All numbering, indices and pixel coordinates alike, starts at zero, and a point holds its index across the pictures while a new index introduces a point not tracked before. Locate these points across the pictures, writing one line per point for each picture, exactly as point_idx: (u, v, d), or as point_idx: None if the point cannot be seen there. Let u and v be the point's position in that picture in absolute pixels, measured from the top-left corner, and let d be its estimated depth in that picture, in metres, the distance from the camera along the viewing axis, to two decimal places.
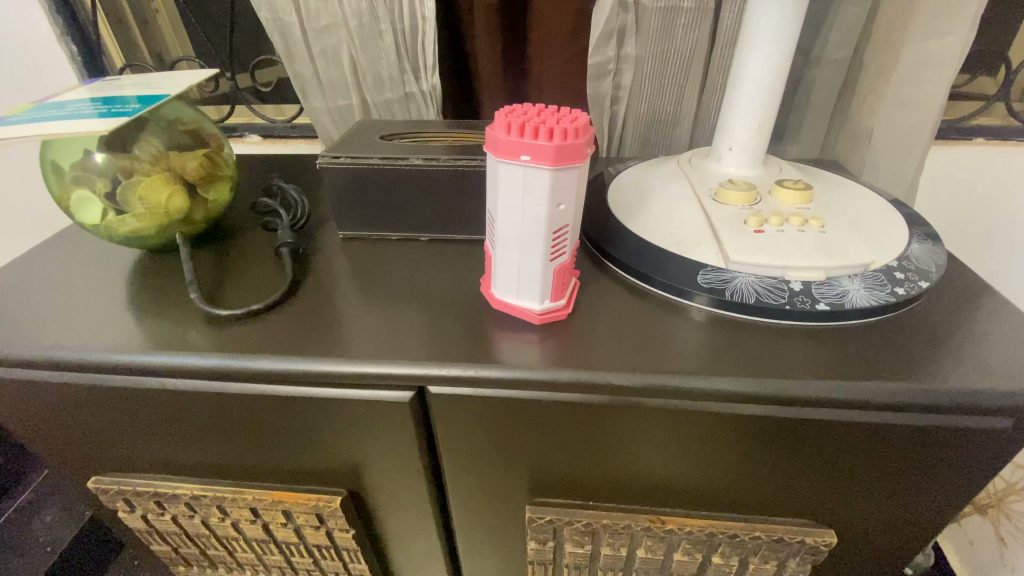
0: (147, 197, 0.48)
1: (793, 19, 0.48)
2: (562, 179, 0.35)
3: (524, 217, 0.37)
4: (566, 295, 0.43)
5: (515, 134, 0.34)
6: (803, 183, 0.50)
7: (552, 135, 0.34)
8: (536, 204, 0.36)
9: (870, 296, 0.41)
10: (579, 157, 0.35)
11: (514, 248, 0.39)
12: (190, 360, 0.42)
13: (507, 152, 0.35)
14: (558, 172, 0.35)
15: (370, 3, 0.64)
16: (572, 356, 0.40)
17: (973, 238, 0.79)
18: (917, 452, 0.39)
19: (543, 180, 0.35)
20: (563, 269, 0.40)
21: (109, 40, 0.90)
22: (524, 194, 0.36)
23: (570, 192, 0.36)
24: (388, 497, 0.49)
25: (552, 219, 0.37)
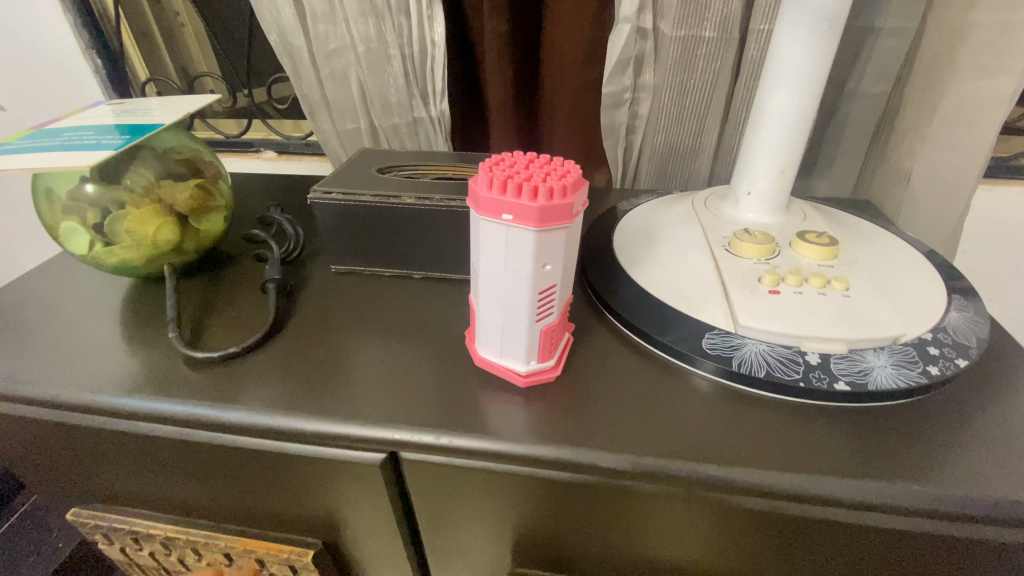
0: (135, 229, 0.47)
1: (823, 60, 0.43)
2: (548, 240, 0.32)
3: (507, 276, 0.34)
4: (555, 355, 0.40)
5: (497, 190, 0.32)
6: (827, 236, 0.45)
7: (536, 192, 0.31)
8: (519, 265, 0.33)
9: (897, 376, 0.37)
10: (567, 217, 0.32)
11: (497, 307, 0.36)
12: (161, 405, 0.40)
13: (489, 210, 0.32)
14: (543, 233, 0.32)
15: (378, 27, 0.63)
16: (557, 428, 0.37)
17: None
18: (950, 562, 0.34)
19: (527, 241, 0.32)
20: (551, 330, 0.37)
21: (133, 55, 0.91)
22: (507, 254, 0.33)
23: (557, 252, 0.33)
24: (364, 553, 0.47)
25: (537, 280, 0.34)
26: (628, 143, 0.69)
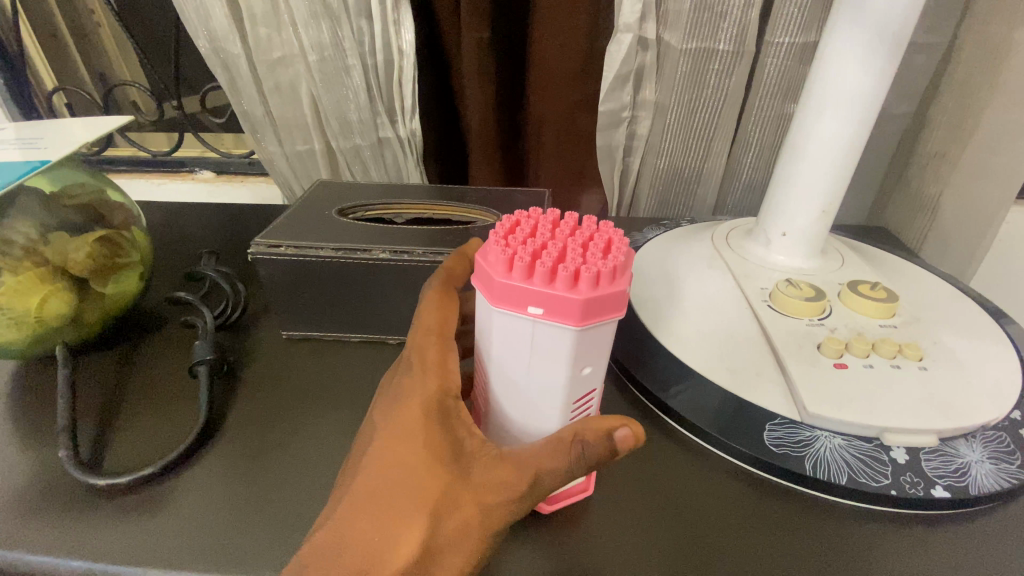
0: (10, 305, 0.35)
1: (879, 82, 0.37)
2: (591, 339, 0.23)
3: (533, 383, 0.25)
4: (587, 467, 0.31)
5: (520, 273, 0.22)
6: (883, 288, 0.39)
7: (577, 277, 0.22)
8: (551, 369, 0.24)
9: (1000, 474, 0.30)
10: (617, 308, 0.23)
11: (517, 418, 0.27)
12: (41, 560, 0.29)
13: (507, 301, 0.23)
14: (586, 331, 0.23)
15: (334, 33, 0.52)
16: (597, 573, 0.28)
17: None
18: None
19: (563, 341, 0.23)
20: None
21: (36, 58, 0.77)
22: (535, 355, 0.24)
23: (600, 352, 0.25)
24: None
25: (574, 389, 0.25)
26: (625, 166, 0.61)
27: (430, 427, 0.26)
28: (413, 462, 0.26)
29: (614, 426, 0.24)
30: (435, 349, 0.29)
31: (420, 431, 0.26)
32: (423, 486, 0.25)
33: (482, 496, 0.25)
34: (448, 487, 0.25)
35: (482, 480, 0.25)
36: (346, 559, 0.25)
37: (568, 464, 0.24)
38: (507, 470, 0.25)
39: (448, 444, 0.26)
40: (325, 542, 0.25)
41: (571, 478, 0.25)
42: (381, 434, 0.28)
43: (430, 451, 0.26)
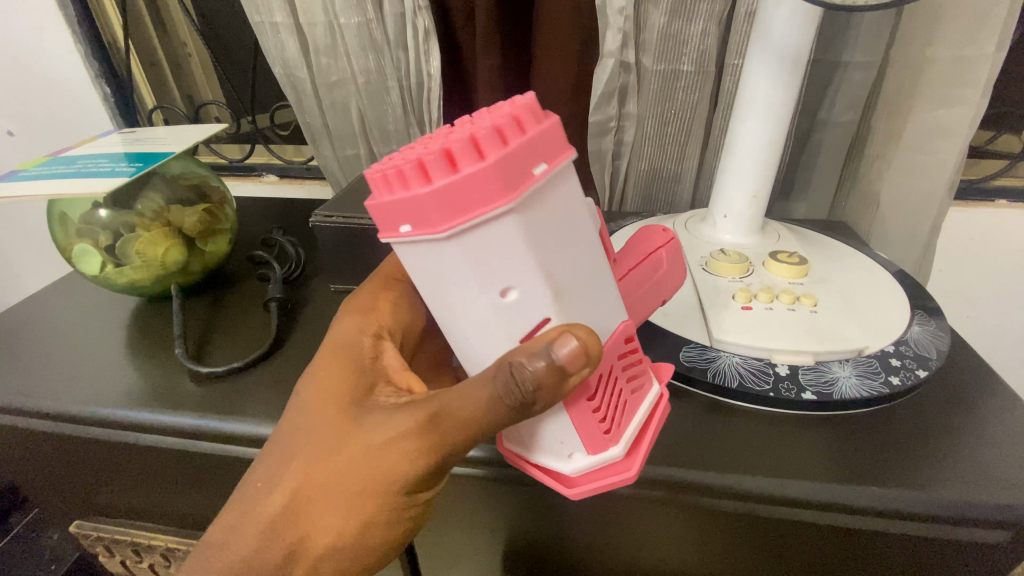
0: (145, 251, 0.50)
1: (787, 93, 0.47)
2: (479, 242, 0.24)
3: (462, 306, 0.26)
4: (623, 445, 0.31)
5: (377, 192, 0.25)
6: (798, 255, 0.48)
7: (418, 173, 0.23)
8: (462, 286, 0.25)
9: (861, 386, 0.39)
10: (489, 193, 0.22)
11: (470, 343, 0.28)
12: (167, 418, 0.43)
13: (391, 223, 0.25)
14: (464, 236, 0.23)
15: (378, 62, 0.66)
16: None
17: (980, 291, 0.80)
18: (906, 559, 0.37)
19: (454, 255, 0.24)
20: (590, 412, 0.29)
21: (142, 83, 0.94)
22: (446, 279, 0.26)
23: (498, 258, 0.24)
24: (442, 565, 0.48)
25: (499, 306, 0.26)
26: (615, 168, 0.72)
27: (341, 374, 0.34)
28: (322, 407, 0.32)
29: (555, 336, 0.25)
30: (365, 313, 0.38)
31: (337, 382, 0.33)
32: (325, 425, 0.32)
33: (372, 438, 0.30)
34: (347, 428, 0.31)
35: (375, 425, 0.30)
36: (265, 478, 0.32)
37: (480, 404, 0.28)
38: (401, 416, 0.30)
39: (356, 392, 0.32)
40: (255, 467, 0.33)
41: (485, 419, 0.28)
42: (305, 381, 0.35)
43: (334, 398, 0.32)
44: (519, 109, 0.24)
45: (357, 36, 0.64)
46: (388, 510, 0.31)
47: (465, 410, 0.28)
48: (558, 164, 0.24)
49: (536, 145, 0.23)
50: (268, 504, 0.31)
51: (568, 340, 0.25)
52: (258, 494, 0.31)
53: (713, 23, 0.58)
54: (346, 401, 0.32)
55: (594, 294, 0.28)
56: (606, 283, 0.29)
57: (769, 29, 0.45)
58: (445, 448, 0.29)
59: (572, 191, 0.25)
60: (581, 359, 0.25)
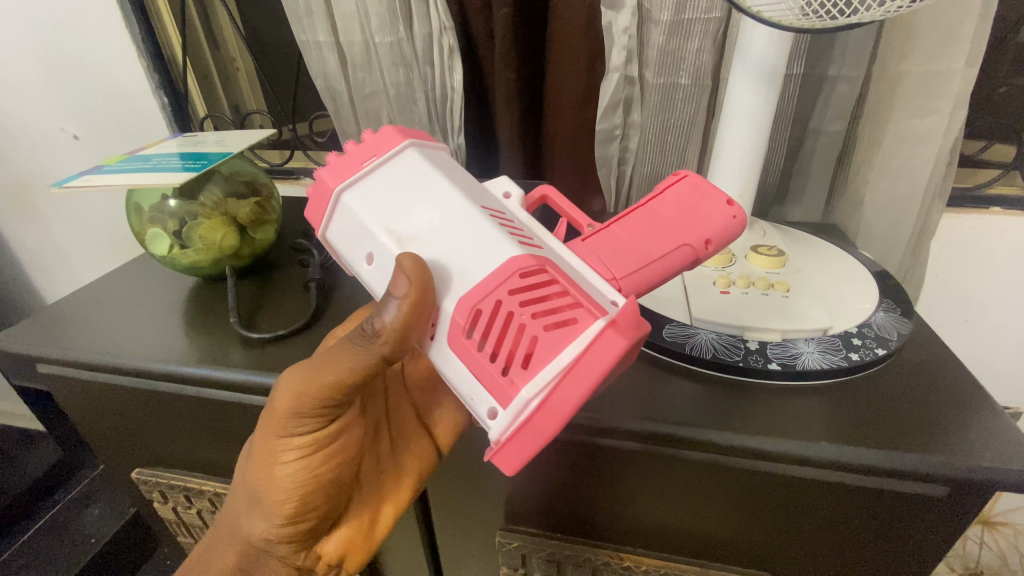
0: (206, 235, 0.58)
1: (768, 103, 0.52)
2: (341, 213, 0.38)
3: (363, 271, 0.38)
4: (532, 389, 0.30)
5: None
6: (776, 249, 0.54)
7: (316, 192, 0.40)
8: (353, 254, 0.38)
9: (823, 359, 0.44)
10: (332, 184, 0.38)
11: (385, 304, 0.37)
12: (224, 374, 0.51)
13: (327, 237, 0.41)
14: (333, 215, 0.38)
15: (408, 76, 0.74)
16: None
17: (972, 293, 0.84)
18: (859, 510, 0.42)
19: (337, 231, 0.38)
20: (477, 354, 0.32)
21: (195, 94, 1.05)
22: (350, 255, 0.38)
23: (358, 225, 0.37)
24: (452, 515, 0.54)
25: (375, 264, 0.36)
26: (621, 172, 0.78)
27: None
28: None
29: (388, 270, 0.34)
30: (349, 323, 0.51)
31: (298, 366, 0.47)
32: None
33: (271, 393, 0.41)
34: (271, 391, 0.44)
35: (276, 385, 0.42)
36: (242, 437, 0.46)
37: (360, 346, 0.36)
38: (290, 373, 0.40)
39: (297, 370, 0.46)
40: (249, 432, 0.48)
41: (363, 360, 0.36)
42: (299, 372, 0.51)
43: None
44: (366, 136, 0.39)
45: (390, 53, 0.72)
46: (278, 450, 0.40)
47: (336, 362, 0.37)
48: (386, 154, 0.37)
49: (367, 150, 0.38)
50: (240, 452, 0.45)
51: (398, 276, 0.33)
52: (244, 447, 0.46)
53: (707, 41, 0.65)
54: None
55: (451, 235, 0.34)
56: (464, 225, 0.34)
57: (750, 47, 0.51)
58: (302, 395, 0.38)
59: (402, 167, 0.37)
60: (398, 279, 0.32)
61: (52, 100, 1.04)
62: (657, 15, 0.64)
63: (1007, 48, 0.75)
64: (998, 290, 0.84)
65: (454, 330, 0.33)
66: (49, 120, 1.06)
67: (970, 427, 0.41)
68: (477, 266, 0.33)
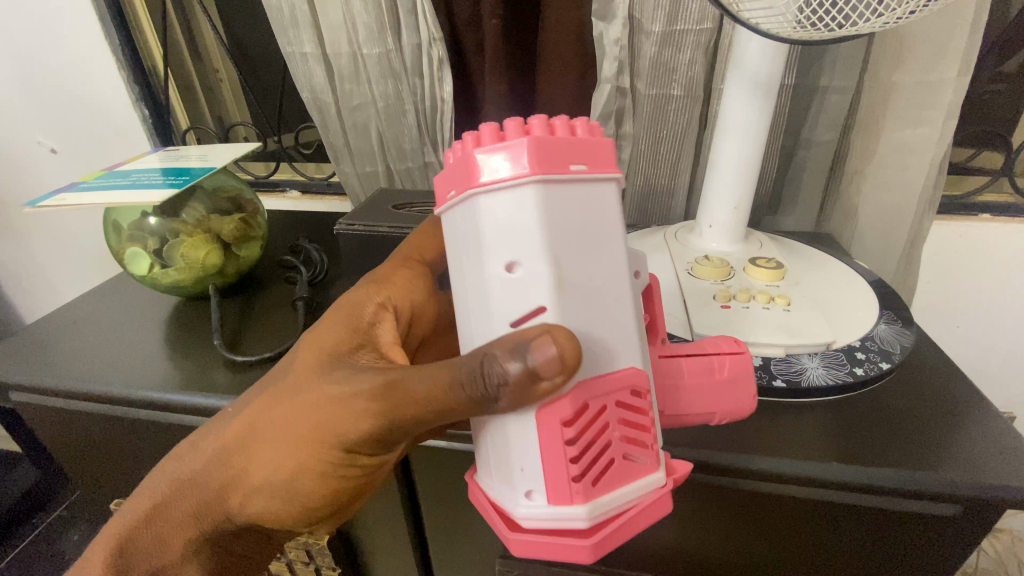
0: (188, 254, 0.56)
1: (763, 115, 0.52)
2: (497, 201, 0.26)
3: (473, 281, 0.28)
4: (590, 508, 0.27)
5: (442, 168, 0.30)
6: (774, 261, 0.53)
7: (475, 137, 0.27)
8: (473, 252, 0.28)
9: (827, 375, 0.44)
10: (518, 158, 0.26)
11: (472, 323, 0.29)
12: (206, 399, 0.48)
13: (441, 191, 0.30)
14: (484, 191, 0.26)
15: (396, 88, 0.73)
16: None
17: (961, 300, 0.85)
18: (866, 531, 0.41)
19: (473, 211, 0.27)
20: (561, 448, 0.27)
21: (177, 106, 1.03)
22: (462, 240, 0.28)
23: (515, 226, 0.26)
24: (450, 541, 0.52)
25: (500, 283, 0.27)
26: None
27: (335, 322, 0.38)
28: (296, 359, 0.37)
29: (536, 329, 0.26)
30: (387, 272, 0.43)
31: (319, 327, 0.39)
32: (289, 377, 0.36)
33: (322, 391, 0.34)
34: (306, 381, 0.35)
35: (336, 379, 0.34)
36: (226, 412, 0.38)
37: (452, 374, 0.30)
38: (359, 377, 0.33)
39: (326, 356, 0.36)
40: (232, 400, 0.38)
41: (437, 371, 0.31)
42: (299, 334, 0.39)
43: (312, 344, 0.37)
44: (577, 123, 0.28)
45: (378, 65, 0.71)
46: (326, 460, 0.35)
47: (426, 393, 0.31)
48: (595, 170, 0.27)
49: (580, 148, 0.27)
50: (230, 424, 0.36)
51: (548, 343, 0.25)
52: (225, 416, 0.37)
53: (699, 53, 0.64)
54: (326, 348, 0.37)
55: (605, 315, 0.27)
56: (624, 306, 0.28)
57: (744, 60, 0.50)
58: (389, 415, 0.32)
59: (598, 195, 0.27)
60: (554, 366, 0.25)
61: (29, 113, 1.01)
62: (648, 26, 0.64)
63: (991, 58, 0.76)
64: (989, 297, 0.84)
65: (554, 411, 0.27)
66: (25, 134, 1.03)
67: (979, 445, 0.40)
68: (615, 363, 0.28)
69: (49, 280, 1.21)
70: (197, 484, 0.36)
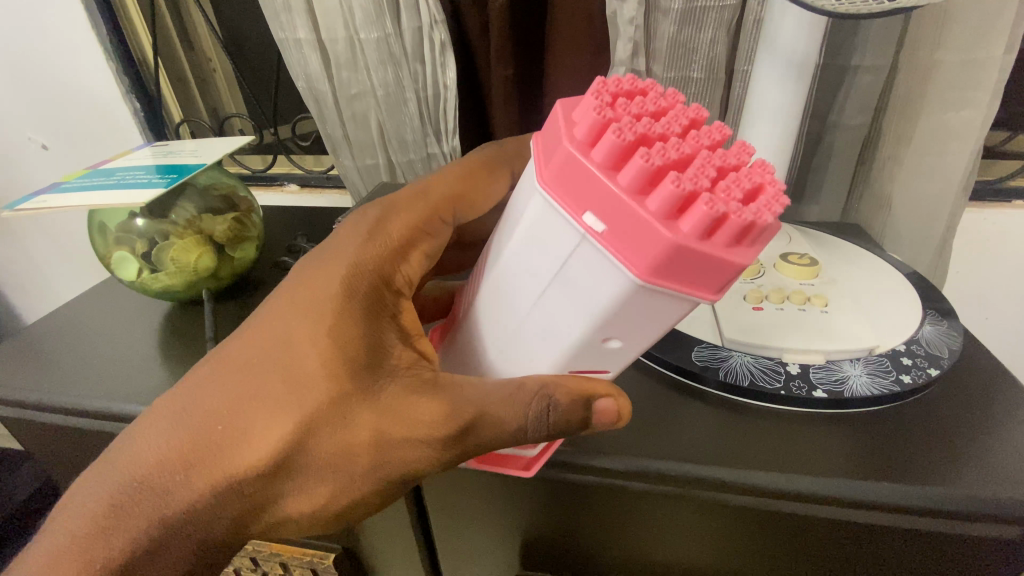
0: (179, 257, 0.53)
1: (796, 98, 0.48)
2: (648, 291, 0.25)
3: (565, 317, 0.28)
4: (539, 448, 0.38)
5: (599, 165, 0.24)
6: (808, 257, 0.49)
7: (666, 205, 0.23)
8: (581, 298, 0.27)
9: (872, 384, 0.40)
10: (698, 275, 0.24)
11: (537, 332, 0.30)
12: None
13: (574, 197, 0.25)
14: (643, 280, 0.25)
15: (396, 75, 0.69)
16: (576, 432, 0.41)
17: (992, 289, 0.81)
18: (918, 555, 0.37)
19: (610, 277, 0.25)
20: None
21: (170, 98, 0.98)
22: (569, 278, 0.27)
23: (642, 315, 0.27)
24: (462, 559, 0.49)
25: (597, 344, 0.29)
26: None
27: (353, 321, 0.34)
28: (325, 371, 0.32)
29: (602, 394, 0.32)
30: (400, 241, 0.37)
31: (333, 320, 0.33)
32: (325, 395, 0.32)
33: (382, 420, 0.32)
34: (351, 400, 0.32)
35: (392, 403, 0.32)
36: (234, 427, 0.32)
37: (523, 421, 0.31)
38: (429, 406, 0.32)
39: (368, 367, 0.33)
40: (229, 407, 0.32)
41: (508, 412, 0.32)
42: (312, 326, 0.33)
43: (335, 360, 0.32)
44: (768, 219, 0.24)
45: (377, 51, 0.67)
46: (366, 487, 0.33)
47: (508, 433, 0.32)
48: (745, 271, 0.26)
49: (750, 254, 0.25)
50: (241, 455, 0.31)
51: (612, 405, 0.32)
52: (227, 445, 0.32)
53: (722, 31, 0.60)
54: (360, 362, 0.33)
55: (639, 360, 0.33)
56: None
57: (777, 38, 0.46)
58: (455, 454, 0.33)
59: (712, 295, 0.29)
60: (611, 421, 0.32)
61: (16, 106, 0.97)
62: (667, 4, 0.59)
63: None
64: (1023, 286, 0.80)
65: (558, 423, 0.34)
66: (14, 129, 0.99)
67: None
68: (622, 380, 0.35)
69: (45, 279, 1.18)
70: (208, 514, 0.32)
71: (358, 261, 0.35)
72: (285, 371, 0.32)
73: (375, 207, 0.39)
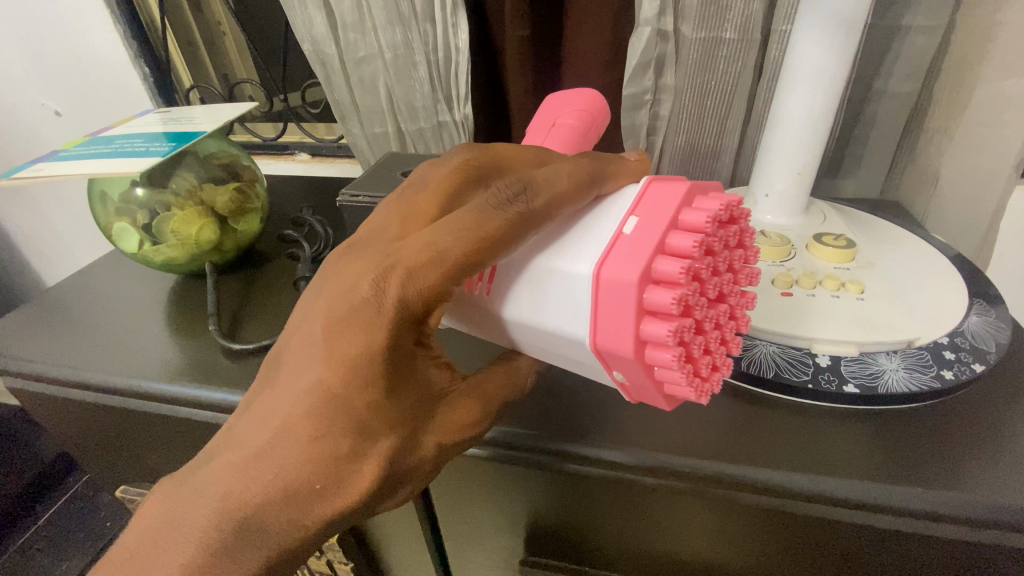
0: (180, 230, 0.51)
1: (840, 60, 0.43)
2: None
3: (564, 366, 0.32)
4: None
5: (642, 368, 0.25)
6: (844, 239, 0.45)
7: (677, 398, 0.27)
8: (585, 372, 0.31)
9: (910, 380, 0.37)
10: None
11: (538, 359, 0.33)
12: (205, 392, 0.44)
13: (612, 363, 0.27)
14: None
15: (405, 36, 0.65)
16: (586, 422, 0.39)
17: None
18: (954, 565, 0.35)
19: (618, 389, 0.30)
20: None
21: (179, 63, 0.96)
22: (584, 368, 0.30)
23: None
24: (467, 543, 0.48)
25: None
26: (651, 143, 0.69)
27: (392, 368, 0.26)
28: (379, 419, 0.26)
29: None
30: (417, 315, 0.27)
31: (371, 373, 0.26)
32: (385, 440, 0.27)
33: (445, 436, 0.29)
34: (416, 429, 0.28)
35: (453, 415, 0.29)
36: (283, 509, 0.25)
37: None
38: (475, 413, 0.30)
39: (423, 397, 0.28)
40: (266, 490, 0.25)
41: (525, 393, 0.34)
42: (342, 384, 0.26)
43: (363, 423, 0.26)
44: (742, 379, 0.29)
45: (384, 10, 0.63)
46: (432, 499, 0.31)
47: None
48: None
49: None
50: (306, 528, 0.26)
51: None
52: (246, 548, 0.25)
53: None
54: (413, 393, 0.27)
55: None
56: None
57: None
58: None
59: None
60: None
61: (26, 71, 0.95)
62: None
63: None
64: None
65: None
66: (26, 96, 0.98)
67: None
68: None
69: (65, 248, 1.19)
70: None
71: (374, 326, 0.26)
72: (289, 454, 0.25)
73: (377, 264, 0.26)
